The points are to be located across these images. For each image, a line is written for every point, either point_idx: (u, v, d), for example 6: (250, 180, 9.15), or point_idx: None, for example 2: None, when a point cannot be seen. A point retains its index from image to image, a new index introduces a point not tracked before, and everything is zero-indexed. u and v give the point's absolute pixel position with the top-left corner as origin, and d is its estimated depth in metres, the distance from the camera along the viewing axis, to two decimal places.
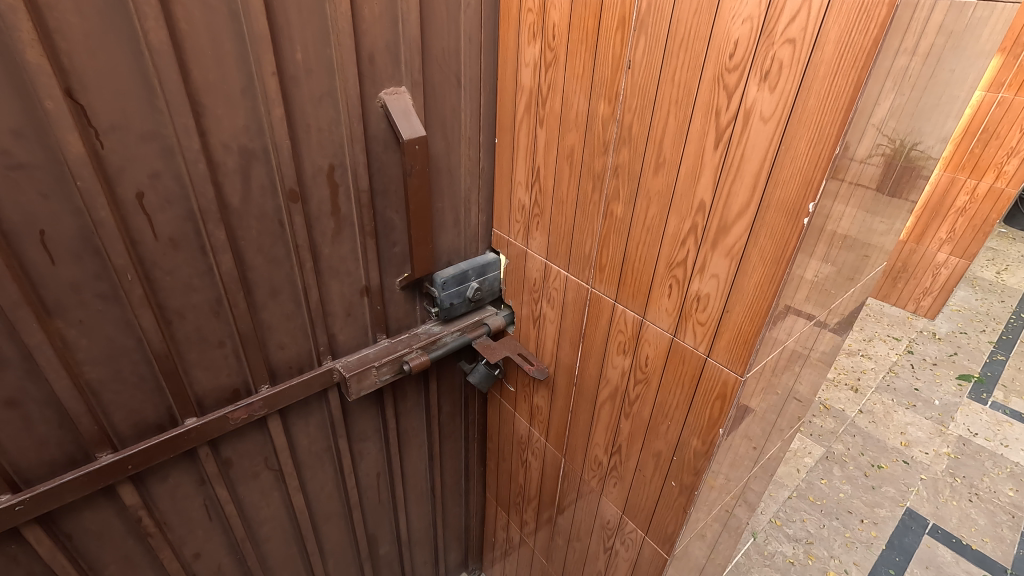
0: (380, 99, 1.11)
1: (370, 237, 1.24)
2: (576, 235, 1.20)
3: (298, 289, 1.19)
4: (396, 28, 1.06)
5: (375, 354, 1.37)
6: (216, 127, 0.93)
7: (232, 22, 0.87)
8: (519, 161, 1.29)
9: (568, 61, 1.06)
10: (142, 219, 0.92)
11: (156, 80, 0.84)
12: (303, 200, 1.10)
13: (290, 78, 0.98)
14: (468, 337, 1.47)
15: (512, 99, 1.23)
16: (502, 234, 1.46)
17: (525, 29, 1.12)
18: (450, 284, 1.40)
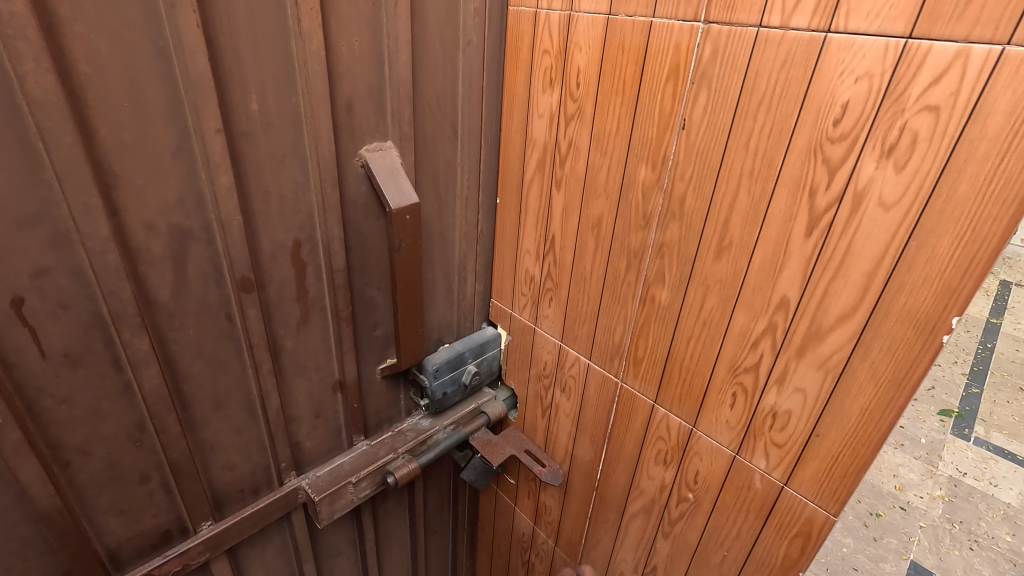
0: (360, 156, 0.87)
1: (346, 323, 0.98)
2: (604, 319, 0.98)
3: (252, 396, 0.92)
4: (380, 70, 0.83)
5: (352, 464, 1.10)
6: (136, 202, 0.67)
7: (157, 64, 0.63)
8: (528, 226, 1.07)
9: (597, 115, 0.85)
10: (22, 333, 0.65)
11: (41, 144, 0.58)
12: (259, 286, 0.84)
13: (242, 135, 0.73)
14: (464, 433, 1.23)
15: (520, 154, 1.02)
16: (503, 306, 1.22)
17: (539, 74, 0.92)
18: (442, 371, 1.16)
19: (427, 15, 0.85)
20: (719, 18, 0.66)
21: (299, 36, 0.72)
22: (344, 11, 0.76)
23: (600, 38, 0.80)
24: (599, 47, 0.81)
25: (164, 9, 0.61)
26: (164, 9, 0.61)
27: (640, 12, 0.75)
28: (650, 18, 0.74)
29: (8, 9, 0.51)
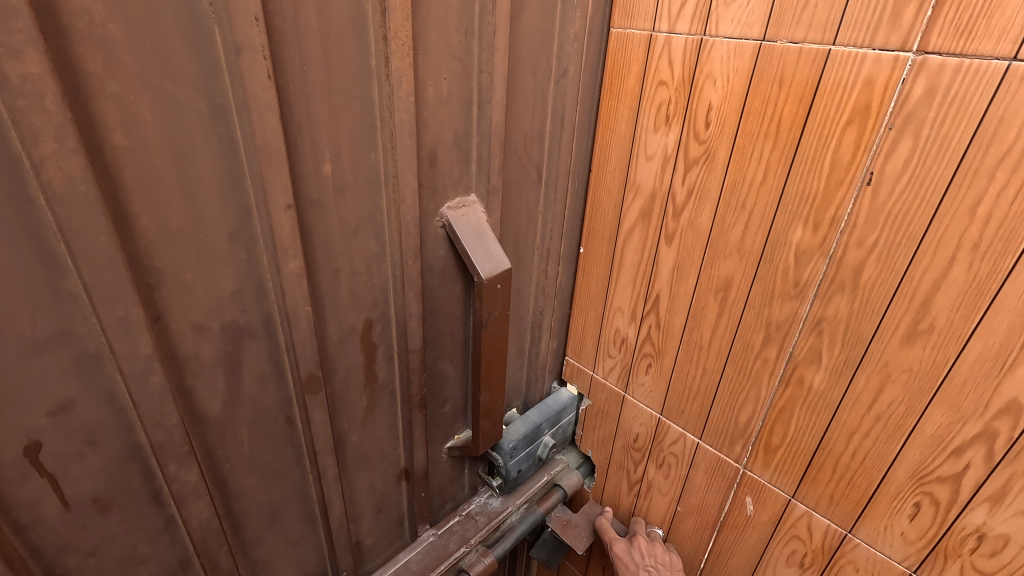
0: (440, 216, 0.70)
1: (417, 409, 0.81)
2: (724, 396, 0.83)
3: (311, 505, 0.75)
4: (469, 112, 0.66)
5: (420, 561, 0.93)
6: (183, 303, 0.51)
7: (214, 127, 0.46)
8: (622, 282, 0.91)
9: (733, 162, 0.70)
10: (39, 484, 0.48)
11: (62, 244, 0.41)
12: (325, 381, 0.67)
13: (312, 205, 0.56)
14: (539, 511, 1.08)
15: (617, 200, 0.86)
16: (580, 365, 1.07)
17: (651, 109, 0.76)
18: (519, 448, 0.99)
19: (526, 41, 0.67)
20: (946, 48, 0.51)
21: (384, 79, 0.55)
22: (433, 43, 0.58)
23: (747, 70, 0.65)
24: (744, 80, 0.66)
25: (223, 55, 0.44)
26: (224, 54, 0.44)
27: (812, 38, 0.59)
28: (829, 46, 0.58)
29: (20, 69, 0.35)
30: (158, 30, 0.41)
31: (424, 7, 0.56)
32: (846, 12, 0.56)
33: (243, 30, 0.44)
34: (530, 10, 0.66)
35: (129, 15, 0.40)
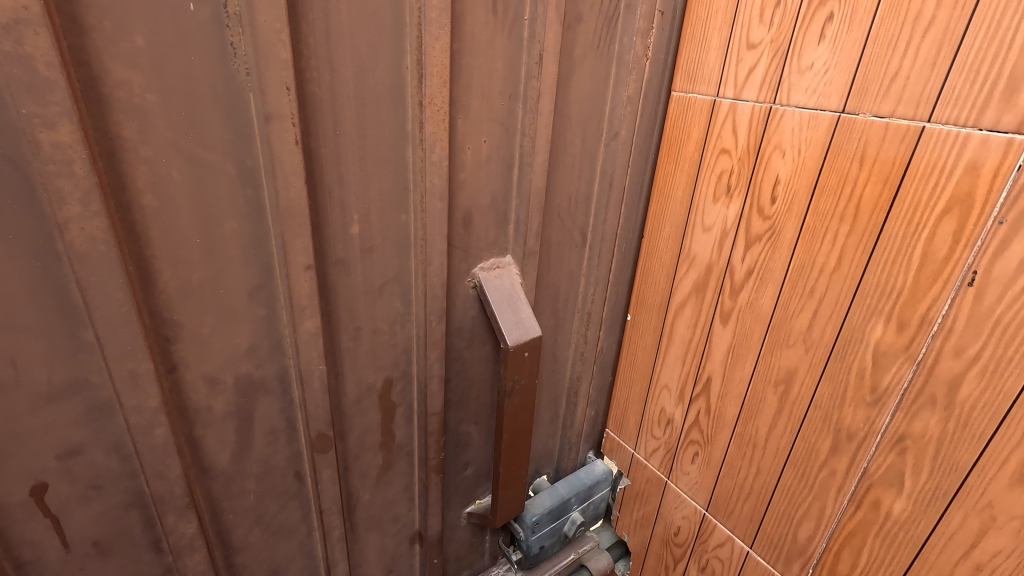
0: (473, 276, 0.66)
1: (434, 472, 0.75)
2: (783, 505, 0.71)
3: (316, 564, 0.70)
4: (509, 174, 0.63)
5: None
6: (197, 359, 0.50)
7: (242, 189, 0.47)
8: (672, 358, 0.83)
9: (801, 242, 0.62)
10: (42, 523, 0.47)
11: (82, 302, 0.42)
12: (337, 439, 0.64)
13: (336, 264, 0.55)
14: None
15: (669, 270, 0.80)
16: (620, 441, 0.98)
17: (712, 177, 0.70)
18: (542, 523, 0.90)
19: (574, 105, 0.65)
20: None
21: (418, 142, 0.54)
22: (473, 107, 0.57)
23: (824, 145, 0.58)
24: (820, 153, 0.58)
25: (256, 121, 0.45)
26: (256, 121, 0.45)
27: (901, 113, 0.51)
28: (921, 123, 0.50)
29: (54, 138, 0.36)
30: (194, 98, 0.42)
31: (466, 70, 0.54)
32: (945, 86, 0.48)
33: (275, 98, 0.44)
34: (581, 74, 0.63)
35: (166, 83, 0.41)
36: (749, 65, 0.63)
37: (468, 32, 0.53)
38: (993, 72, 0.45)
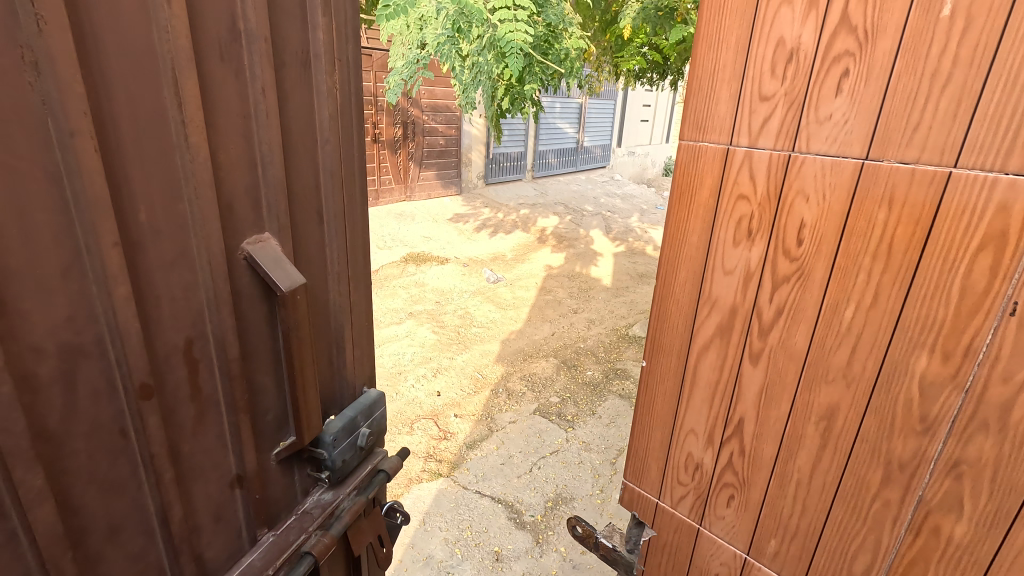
0: (242, 249, 0.84)
1: (243, 413, 0.86)
2: (843, 484, 0.98)
3: (163, 543, 0.79)
4: (256, 171, 0.84)
5: (260, 561, 0.91)
6: (149, 267, 0.71)
7: (55, 187, 0.60)
8: (703, 374, 1.14)
9: (832, 278, 0.92)
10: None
11: (80, 236, 0.63)
12: (159, 392, 0.74)
13: (134, 244, 0.69)
14: (366, 496, 1.10)
15: (691, 280, 1.11)
16: (654, 457, 1.29)
17: (733, 222, 1.02)
18: (340, 438, 1.05)
19: (294, 126, 0.92)
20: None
21: (184, 158, 0.72)
22: (222, 127, 0.78)
23: (853, 204, 0.88)
24: (846, 205, 0.89)
25: (57, 140, 0.59)
26: (58, 139, 0.59)
27: (929, 159, 0.80)
28: (951, 166, 0.79)
29: None
30: (26, 133, 0.57)
31: (213, 97, 0.76)
32: (970, 139, 0.77)
33: (75, 120, 0.59)
34: (294, 99, 0.91)
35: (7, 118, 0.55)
36: (767, 111, 0.95)
37: (205, 70, 0.75)
38: (1008, 122, 0.74)
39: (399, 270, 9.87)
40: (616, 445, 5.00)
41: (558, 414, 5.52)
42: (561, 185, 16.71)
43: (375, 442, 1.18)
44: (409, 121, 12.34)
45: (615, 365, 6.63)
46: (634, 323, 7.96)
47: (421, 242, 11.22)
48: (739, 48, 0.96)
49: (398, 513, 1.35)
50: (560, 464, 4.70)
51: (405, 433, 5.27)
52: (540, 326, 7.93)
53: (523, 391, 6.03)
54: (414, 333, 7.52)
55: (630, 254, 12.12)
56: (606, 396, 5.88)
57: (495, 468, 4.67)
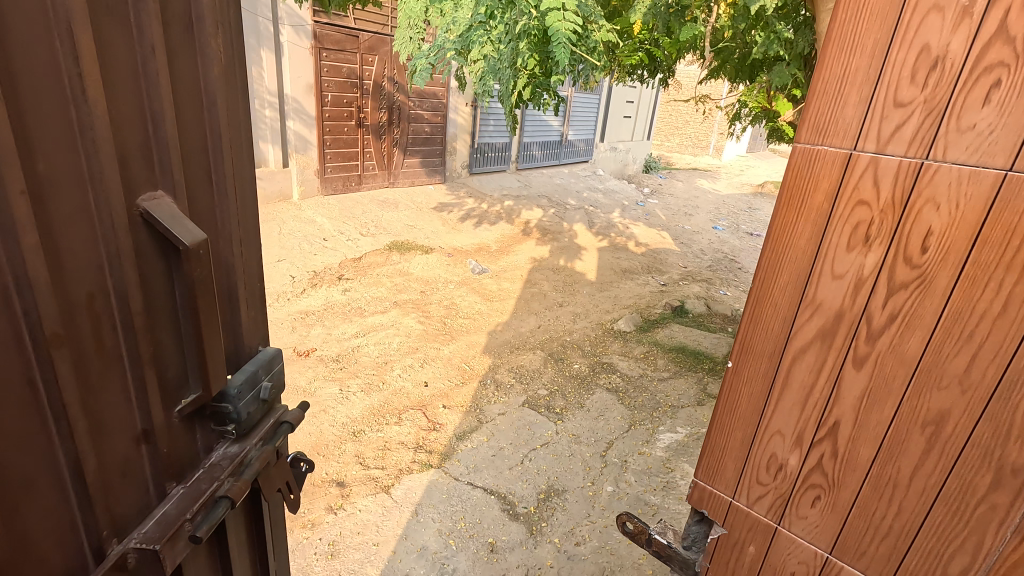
0: (139, 206, 1.24)
1: (143, 365, 1.27)
2: (968, 434, 1.44)
3: (56, 461, 1.13)
4: (148, 126, 1.24)
5: (178, 506, 1.36)
6: (55, 203, 1.07)
7: None
8: (821, 362, 1.64)
9: (955, 283, 1.40)
10: None
11: None
12: (62, 338, 1.09)
13: (34, 190, 1.03)
14: (270, 445, 1.63)
15: (822, 281, 1.59)
16: (746, 435, 1.87)
17: (855, 241, 1.52)
18: (243, 391, 1.54)
19: (184, 94, 1.34)
20: None
21: (79, 111, 1.08)
22: (117, 89, 1.16)
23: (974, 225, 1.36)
24: (968, 227, 1.37)
25: None
26: None
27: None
28: None
29: None
30: None
31: (107, 48, 1.14)
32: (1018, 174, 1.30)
33: None
34: (181, 64, 1.32)
35: None
36: (899, 132, 1.42)
37: (103, 38, 1.13)
38: None
39: (384, 258, 9.76)
40: (606, 437, 5.03)
41: (547, 406, 5.56)
42: (545, 179, 16.76)
43: (272, 403, 1.70)
44: (395, 106, 12.11)
45: (601, 358, 6.69)
46: (619, 317, 8.04)
47: (405, 231, 11.11)
48: (873, 62, 1.43)
49: (301, 462, 1.91)
50: (552, 457, 4.73)
51: (394, 424, 5.28)
52: (525, 319, 7.95)
53: (512, 383, 6.05)
54: (400, 323, 7.45)
55: (613, 248, 12.24)
56: (593, 389, 5.93)
57: (487, 460, 4.69)
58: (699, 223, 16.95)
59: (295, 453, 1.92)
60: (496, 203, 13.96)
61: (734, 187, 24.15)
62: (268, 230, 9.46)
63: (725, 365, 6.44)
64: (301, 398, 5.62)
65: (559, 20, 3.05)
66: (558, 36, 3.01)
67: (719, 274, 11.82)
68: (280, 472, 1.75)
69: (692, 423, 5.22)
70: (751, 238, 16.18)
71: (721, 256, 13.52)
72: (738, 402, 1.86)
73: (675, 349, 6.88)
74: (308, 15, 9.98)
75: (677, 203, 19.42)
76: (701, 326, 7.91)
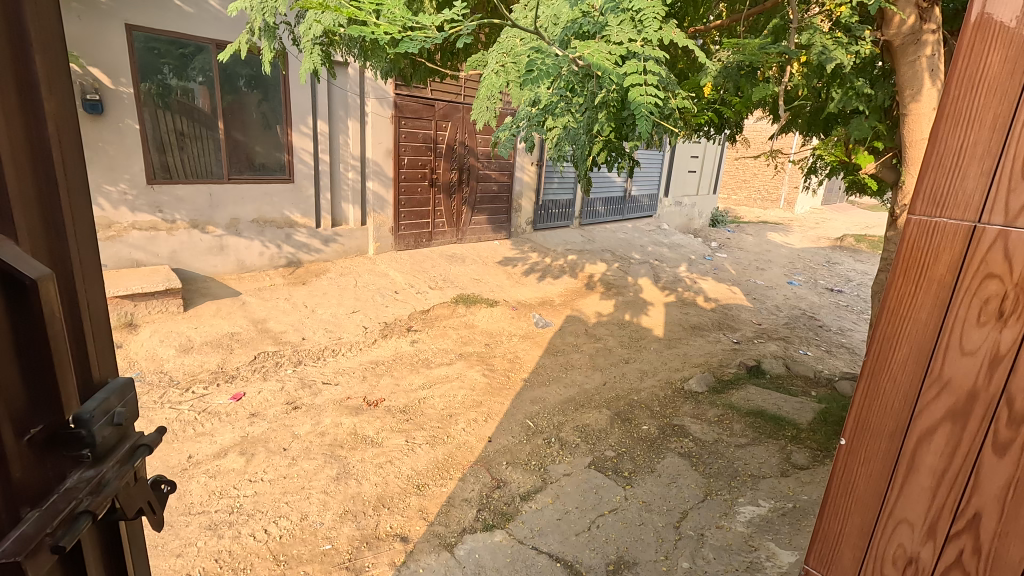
0: None
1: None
2: None
3: None
4: None
5: (35, 528, 1.12)
6: None
7: None
8: (945, 445, 1.61)
9: None
10: None
11: None
12: None
13: None
14: (131, 466, 1.37)
15: (942, 363, 1.58)
16: (855, 531, 1.80)
17: (981, 323, 1.52)
18: (95, 412, 1.30)
19: (20, 145, 1.20)
20: None
21: None
22: None
23: None
24: None
25: None
26: None
27: None
28: None
29: None
30: None
31: None
32: None
33: None
34: (15, 118, 1.18)
35: None
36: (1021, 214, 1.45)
37: None
38: None
39: (450, 310, 10.04)
40: (680, 506, 4.70)
41: (615, 470, 5.34)
42: (609, 234, 16.85)
43: (125, 425, 1.42)
44: (465, 167, 12.84)
45: (672, 421, 6.37)
46: (689, 376, 7.69)
47: (471, 284, 11.44)
48: (990, 147, 1.48)
49: (163, 484, 1.61)
50: (621, 525, 4.47)
51: (457, 480, 5.24)
52: (590, 375, 7.79)
53: (577, 442, 5.88)
54: (465, 376, 7.52)
55: (681, 304, 11.92)
56: (664, 453, 5.64)
57: (552, 524, 4.51)
58: (771, 278, 16.22)
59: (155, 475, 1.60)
60: (560, 257, 14.13)
61: (809, 240, 23.08)
62: (345, 284, 10.07)
63: (811, 433, 5.91)
64: (369, 448, 5.75)
65: (642, 96, 3.20)
66: (641, 111, 3.15)
67: (797, 331, 11.12)
68: (140, 491, 1.46)
69: (775, 496, 4.74)
70: (831, 293, 15.22)
71: (799, 313, 12.75)
72: (856, 484, 1.78)
73: (753, 413, 6.42)
74: (391, 88, 10.98)
75: (747, 257, 18.76)
76: (781, 389, 7.37)
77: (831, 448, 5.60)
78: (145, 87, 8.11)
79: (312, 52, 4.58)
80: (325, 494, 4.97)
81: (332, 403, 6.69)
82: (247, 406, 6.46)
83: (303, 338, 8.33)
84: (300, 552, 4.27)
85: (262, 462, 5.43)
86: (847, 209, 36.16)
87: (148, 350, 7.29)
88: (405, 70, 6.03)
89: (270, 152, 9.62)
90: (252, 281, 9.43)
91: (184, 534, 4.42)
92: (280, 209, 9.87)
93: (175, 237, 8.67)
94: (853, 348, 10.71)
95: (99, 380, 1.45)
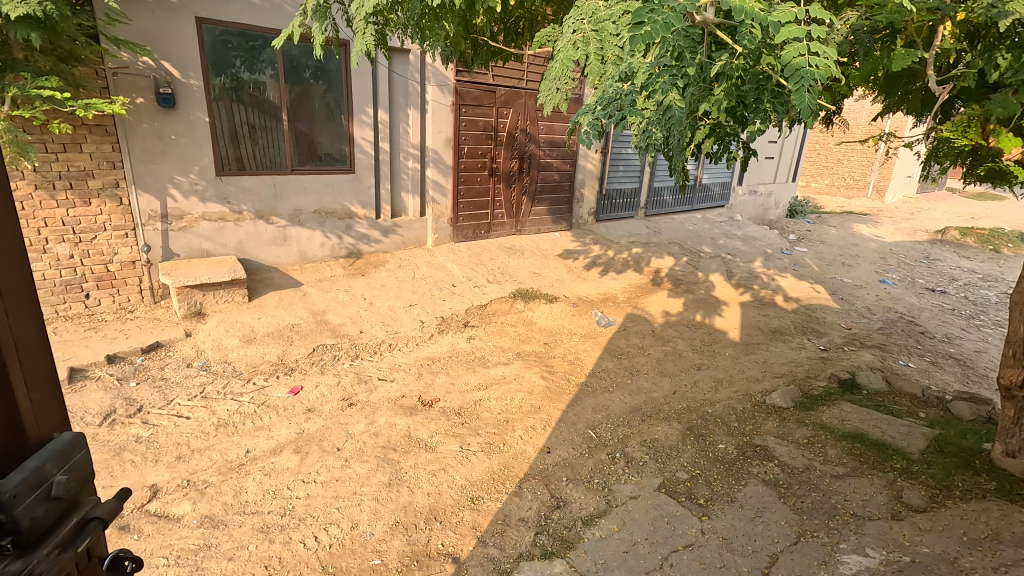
0: None
1: None
2: None
3: None
4: None
5: None
6: None
7: None
8: None
9: None
10: None
11: None
12: None
13: None
14: (70, 552, 1.25)
15: None
16: None
17: None
18: (24, 493, 1.18)
19: None
20: None
21: None
22: None
23: None
24: None
25: None
26: None
27: None
28: None
29: None
30: None
31: None
32: None
33: None
34: None
35: None
36: None
37: None
38: None
39: (508, 306, 9.69)
40: (768, 548, 4.09)
41: (689, 496, 4.77)
42: (676, 226, 15.86)
43: (72, 497, 1.32)
44: (525, 155, 12.37)
45: (753, 440, 5.68)
46: (772, 389, 6.87)
47: (530, 279, 11.02)
48: None
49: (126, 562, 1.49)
50: (698, 566, 3.94)
51: (513, 495, 4.88)
52: (657, 382, 7.19)
53: (645, 460, 5.34)
54: (522, 377, 7.13)
55: (758, 304, 10.92)
56: (746, 479, 5.00)
57: (618, 557, 4.05)
58: (860, 275, 14.62)
59: (119, 551, 1.48)
60: (623, 250, 13.38)
61: (904, 233, 20.76)
62: (403, 276, 9.95)
63: (926, 466, 5.02)
64: (422, 453, 5.48)
65: (798, 59, 2.77)
66: (799, 74, 2.74)
67: (895, 338, 9.85)
68: None
69: (886, 545, 3.98)
70: (932, 294, 13.48)
71: (895, 316, 11.33)
72: None
73: (852, 436, 5.56)
74: (452, 74, 10.72)
75: (831, 251, 17.05)
76: (881, 408, 6.40)
77: (953, 487, 4.70)
78: (218, 81, 8.23)
79: (366, 32, 4.22)
80: (377, 501, 4.74)
81: (387, 401, 6.51)
82: (304, 401, 6.41)
83: (360, 331, 8.27)
84: (350, 565, 4.06)
85: (315, 462, 5.30)
86: (947, 198, 32.31)
87: (214, 339, 7.45)
88: (467, 50, 5.64)
89: (333, 142, 9.61)
90: (314, 272, 9.50)
91: (236, 536, 4.32)
92: (342, 200, 9.85)
93: (242, 227, 8.84)
94: (962, 361, 9.31)
95: (38, 439, 1.32)
